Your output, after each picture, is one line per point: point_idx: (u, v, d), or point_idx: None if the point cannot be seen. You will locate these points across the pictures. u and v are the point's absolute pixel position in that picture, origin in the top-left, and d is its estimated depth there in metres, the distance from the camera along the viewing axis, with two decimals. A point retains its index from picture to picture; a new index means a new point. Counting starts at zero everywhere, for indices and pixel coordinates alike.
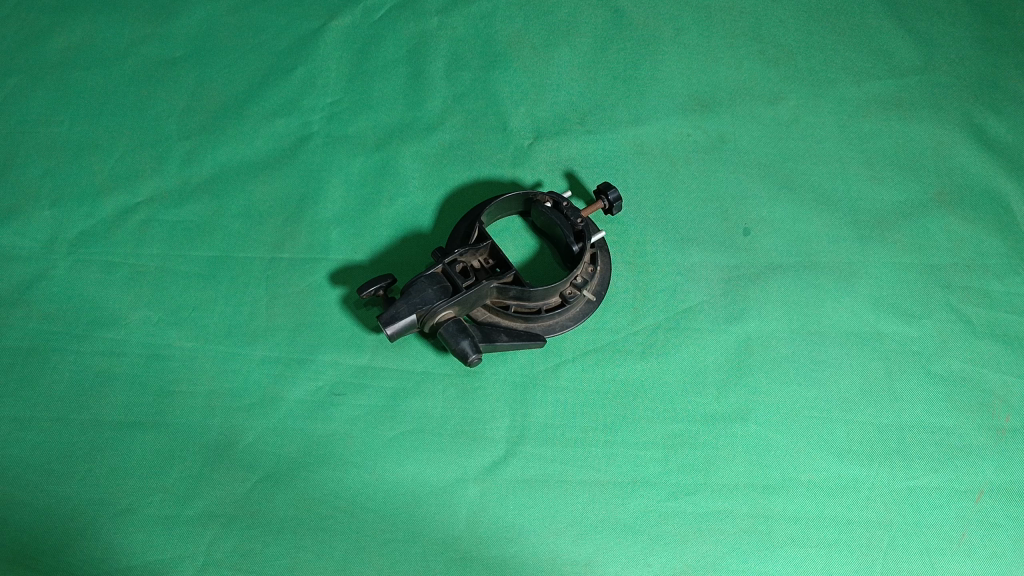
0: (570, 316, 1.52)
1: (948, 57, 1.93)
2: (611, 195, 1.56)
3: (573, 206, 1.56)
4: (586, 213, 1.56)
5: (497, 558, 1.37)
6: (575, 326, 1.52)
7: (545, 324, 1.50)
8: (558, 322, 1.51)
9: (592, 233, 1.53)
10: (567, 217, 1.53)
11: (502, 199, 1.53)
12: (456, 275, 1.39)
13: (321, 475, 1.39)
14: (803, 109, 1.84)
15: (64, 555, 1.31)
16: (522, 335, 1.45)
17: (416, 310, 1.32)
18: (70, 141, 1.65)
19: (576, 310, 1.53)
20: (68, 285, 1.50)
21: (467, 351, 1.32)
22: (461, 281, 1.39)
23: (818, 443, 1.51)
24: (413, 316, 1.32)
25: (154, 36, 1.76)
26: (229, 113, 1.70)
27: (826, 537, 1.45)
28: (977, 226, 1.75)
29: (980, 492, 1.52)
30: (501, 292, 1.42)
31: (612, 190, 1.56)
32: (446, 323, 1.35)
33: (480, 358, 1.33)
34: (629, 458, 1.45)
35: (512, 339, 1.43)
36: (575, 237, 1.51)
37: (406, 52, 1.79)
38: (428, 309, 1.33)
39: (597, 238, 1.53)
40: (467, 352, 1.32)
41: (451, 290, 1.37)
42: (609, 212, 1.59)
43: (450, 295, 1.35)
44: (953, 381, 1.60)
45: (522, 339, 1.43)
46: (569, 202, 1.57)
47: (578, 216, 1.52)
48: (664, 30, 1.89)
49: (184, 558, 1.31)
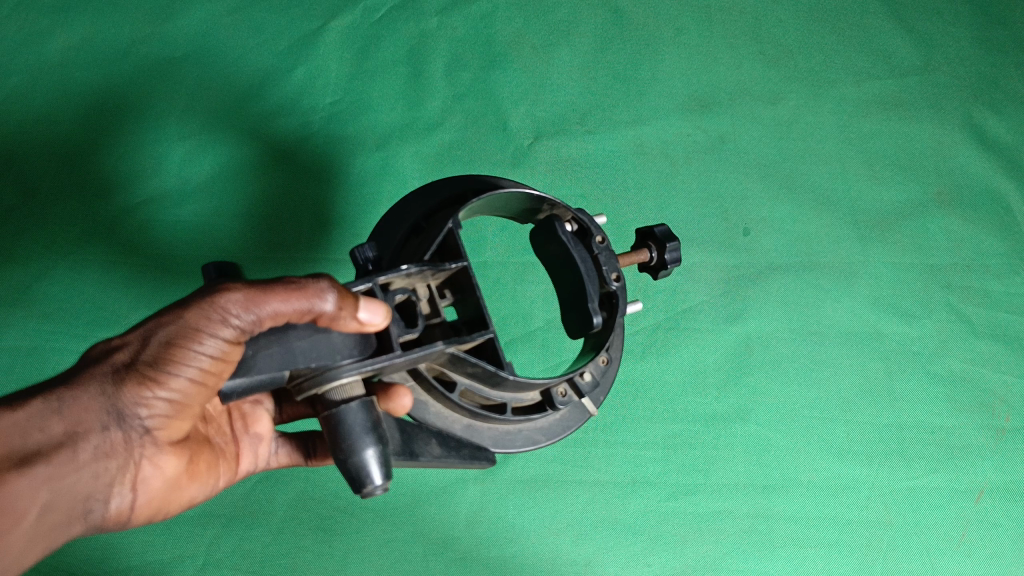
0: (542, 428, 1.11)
1: (948, 56, 1.82)
2: (668, 253, 1.20)
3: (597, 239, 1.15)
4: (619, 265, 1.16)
5: (497, 558, 1.43)
6: (547, 446, 1.11)
7: (502, 436, 1.08)
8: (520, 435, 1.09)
9: (619, 303, 1.12)
10: (596, 263, 1.13)
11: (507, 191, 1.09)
12: (392, 314, 0.92)
13: (322, 475, 1.44)
14: (804, 110, 1.75)
15: (63, 556, 1.37)
16: (466, 448, 1.03)
17: (293, 366, 0.87)
18: (68, 139, 1.62)
19: (568, 412, 1.13)
20: (67, 285, 1.56)
21: (368, 477, 0.87)
22: (399, 334, 0.93)
23: (818, 443, 1.57)
24: (277, 373, 0.87)
25: (152, 35, 1.68)
26: (227, 113, 1.65)
27: (826, 537, 1.52)
28: (977, 227, 1.74)
29: (981, 492, 1.59)
30: (456, 366, 1.00)
31: (671, 243, 1.20)
32: (337, 414, 0.89)
33: (384, 490, 0.89)
34: (628, 458, 1.50)
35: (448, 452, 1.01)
36: (586, 315, 1.10)
37: (406, 51, 1.70)
38: (327, 370, 0.88)
39: (621, 316, 1.12)
40: (366, 478, 0.87)
41: (374, 344, 0.92)
42: (664, 245, 1.19)
43: (358, 357, 0.90)
44: (953, 382, 1.65)
45: (462, 455, 1.02)
46: (606, 239, 1.17)
47: (610, 272, 1.13)
48: (663, 29, 1.77)
49: (184, 559, 1.40)
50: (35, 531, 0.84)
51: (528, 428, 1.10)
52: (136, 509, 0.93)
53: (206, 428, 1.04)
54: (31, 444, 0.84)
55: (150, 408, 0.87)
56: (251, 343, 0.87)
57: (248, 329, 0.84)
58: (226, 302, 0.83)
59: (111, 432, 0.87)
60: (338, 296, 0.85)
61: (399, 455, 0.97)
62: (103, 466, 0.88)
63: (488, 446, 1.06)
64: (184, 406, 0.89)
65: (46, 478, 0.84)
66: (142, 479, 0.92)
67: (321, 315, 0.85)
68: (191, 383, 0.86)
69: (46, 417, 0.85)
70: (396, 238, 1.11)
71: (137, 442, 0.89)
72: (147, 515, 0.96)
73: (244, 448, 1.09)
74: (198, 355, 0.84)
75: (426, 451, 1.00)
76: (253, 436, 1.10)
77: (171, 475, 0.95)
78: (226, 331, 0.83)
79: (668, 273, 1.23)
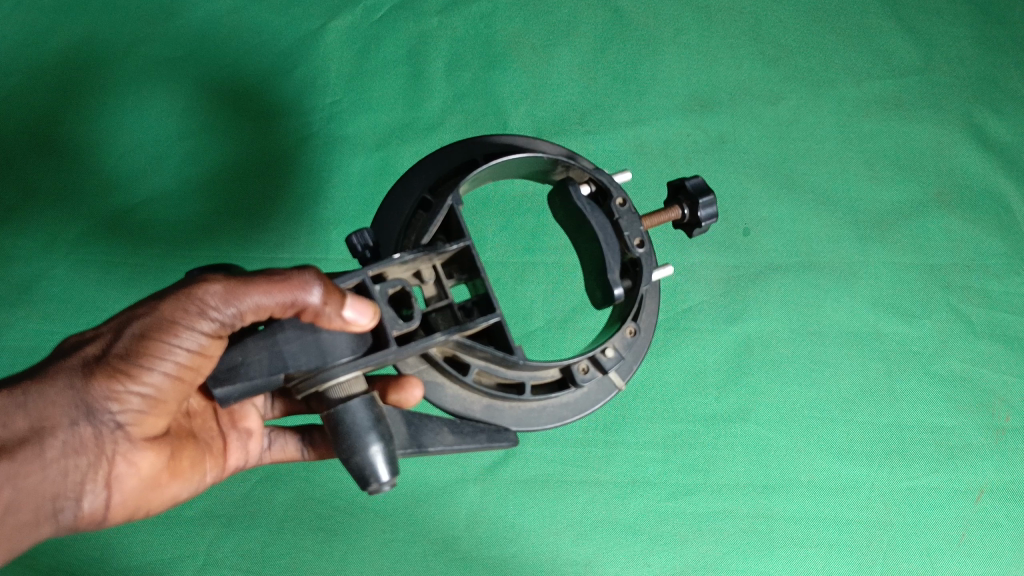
0: (569, 402, 1.12)
1: (949, 56, 1.81)
2: (702, 207, 1.19)
3: (619, 202, 1.15)
4: (642, 227, 1.15)
5: (497, 558, 1.43)
6: (574, 421, 1.12)
7: (526, 414, 1.09)
8: (545, 412, 1.11)
9: (643, 271, 1.14)
10: (620, 229, 1.14)
11: (515, 158, 1.08)
12: (383, 309, 0.92)
13: (321, 475, 1.44)
14: (804, 110, 1.76)
15: (64, 555, 1.38)
16: (489, 435, 1.03)
17: (283, 371, 0.89)
18: (68, 139, 1.62)
19: (595, 388, 1.14)
20: (67, 285, 1.57)
21: (373, 475, 0.90)
22: (395, 327, 0.92)
23: (818, 443, 1.58)
24: (275, 378, 0.89)
25: (153, 35, 1.68)
26: (227, 113, 1.65)
27: (825, 536, 1.53)
28: (977, 227, 1.74)
29: (981, 492, 1.60)
30: (467, 351, 1.02)
31: (704, 197, 1.19)
32: (338, 414, 0.92)
33: (390, 486, 0.91)
34: (628, 458, 1.50)
35: (464, 439, 1.00)
36: (608, 286, 1.11)
37: (406, 51, 1.69)
38: (319, 372, 0.90)
39: (646, 283, 1.14)
40: (371, 476, 0.90)
41: (370, 341, 0.92)
42: (696, 202, 1.19)
43: (351, 356, 0.91)
44: (952, 382, 1.65)
45: (480, 441, 1.00)
46: (627, 200, 1.16)
47: (634, 238, 1.14)
48: (664, 29, 1.77)
49: (184, 558, 1.40)
50: (2, 527, 0.88)
51: (553, 404, 1.12)
52: (113, 506, 0.94)
53: (194, 424, 1.05)
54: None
55: (122, 403, 0.89)
56: (239, 344, 0.90)
57: (230, 322, 0.87)
58: (206, 295, 0.86)
59: (83, 427, 0.90)
60: (321, 291, 0.86)
61: (405, 449, 0.96)
62: (75, 460, 0.90)
63: (511, 428, 1.07)
64: (159, 400, 0.91)
65: (8, 475, 0.88)
66: (117, 476, 0.93)
67: (306, 309, 0.87)
68: (167, 376, 0.89)
69: (16, 413, 0.90)
70: (403, 213, 1.10)
71: (108, 438, 0.91)
72: (124, 514, 0.97)
73: (233, 444, 1.10)
74: (176, 347, 0.87)
75: (435, 441, 0.98)
76: (243, 431, 1.11)
77: (150, 471, 0.96)
78: (205, 323, 0.86)
79: (703, 230, 1.22)
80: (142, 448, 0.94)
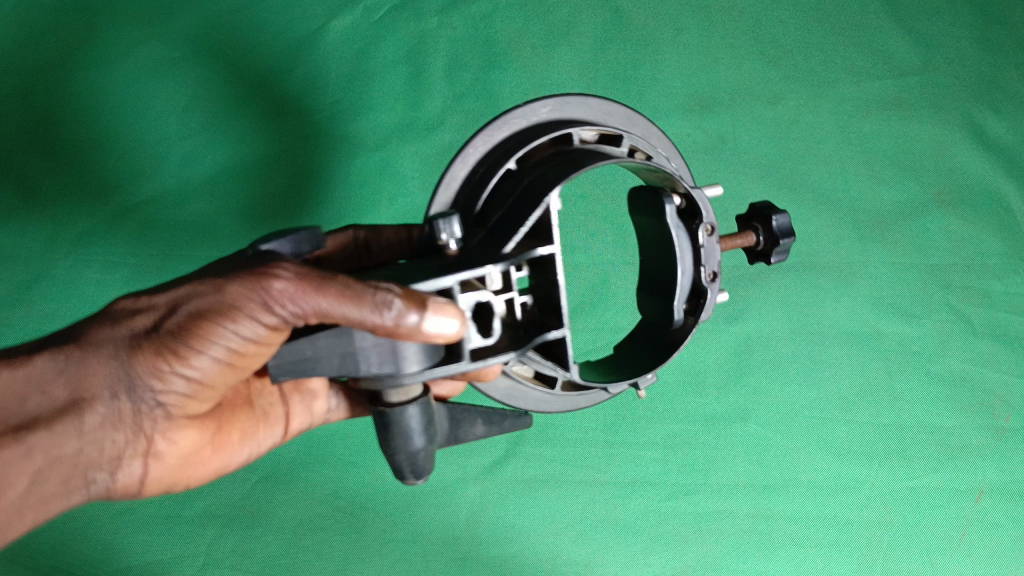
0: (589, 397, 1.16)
1: (949, 55, 1.78)
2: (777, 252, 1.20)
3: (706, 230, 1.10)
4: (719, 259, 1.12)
5: (498, 557, 1.45)
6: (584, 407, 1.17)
7: (547, 398, 1.12)
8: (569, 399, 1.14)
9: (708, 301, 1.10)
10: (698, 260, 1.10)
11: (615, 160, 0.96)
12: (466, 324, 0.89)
13: (320, 475, 1.43)
14: (803, 110, 1.74)
15: (64, 556, 1.40)
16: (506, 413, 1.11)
17: (351, 372, 0.87)
18: (69, 141, 1.61)
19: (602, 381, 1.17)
20: (68, 284, 1.64)
21: (413, 472, 0.98)
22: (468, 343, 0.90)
23: (818, 443, 1.59)
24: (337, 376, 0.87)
25: (151, 35, 1.59)
26: (226, 114, 1.61)
27: (826, 536, 1.55)
28: (977, 227, 1.76)
29: (980, 492, 1.62)
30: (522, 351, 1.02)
31: (787, 241, 1.19)
32: (393, 414, 0.94)
33: (423, 478, 1.01)
34: (629, 459, 1.50)
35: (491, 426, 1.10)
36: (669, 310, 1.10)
37: (406, 51, 1.65)
38: (387, 376, 0.89)
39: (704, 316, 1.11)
40: (411, 472, 0.98)
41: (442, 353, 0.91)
42: (775, 244, 1.18)
43: (420, 366, 0.90)
44: (952, 382, 1.66)
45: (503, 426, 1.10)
46: (713, 228, 1.10)
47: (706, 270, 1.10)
48: (663, 29, 1.70)
49: (184, 558, 1.41)
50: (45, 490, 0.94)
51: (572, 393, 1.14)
52: (151, 472, 1.02)
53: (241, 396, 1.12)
54: (37, 406, 0.92)
55: (167, 382, 0.93)
56: (311, 336, 0.85)
57: (291, 317, 0.85)
58: (271, 290, 0.83)
59: (127, 402, 0.94)
60: (399, 310, 0.81)
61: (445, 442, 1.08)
62: (117, 432, 0.95)
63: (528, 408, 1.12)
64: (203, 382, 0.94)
65: (54, 441, 0.92)
66: (158, 448, 1.00)
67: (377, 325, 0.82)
68: (215, 361, 0.91)
69: (57, 378, 0.92)
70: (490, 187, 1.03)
71: (150, 414, 0.96)
72: (162, 481, 1.04)
73: (289, 409, 1.18)
74: (229, 333, 0.87)
75: (469, 433, 1.10)
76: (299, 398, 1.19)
77: (189, 444, 1.03)
78: (266, 316, 0.85)
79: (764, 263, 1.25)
80: (180, 424, 1.01)
